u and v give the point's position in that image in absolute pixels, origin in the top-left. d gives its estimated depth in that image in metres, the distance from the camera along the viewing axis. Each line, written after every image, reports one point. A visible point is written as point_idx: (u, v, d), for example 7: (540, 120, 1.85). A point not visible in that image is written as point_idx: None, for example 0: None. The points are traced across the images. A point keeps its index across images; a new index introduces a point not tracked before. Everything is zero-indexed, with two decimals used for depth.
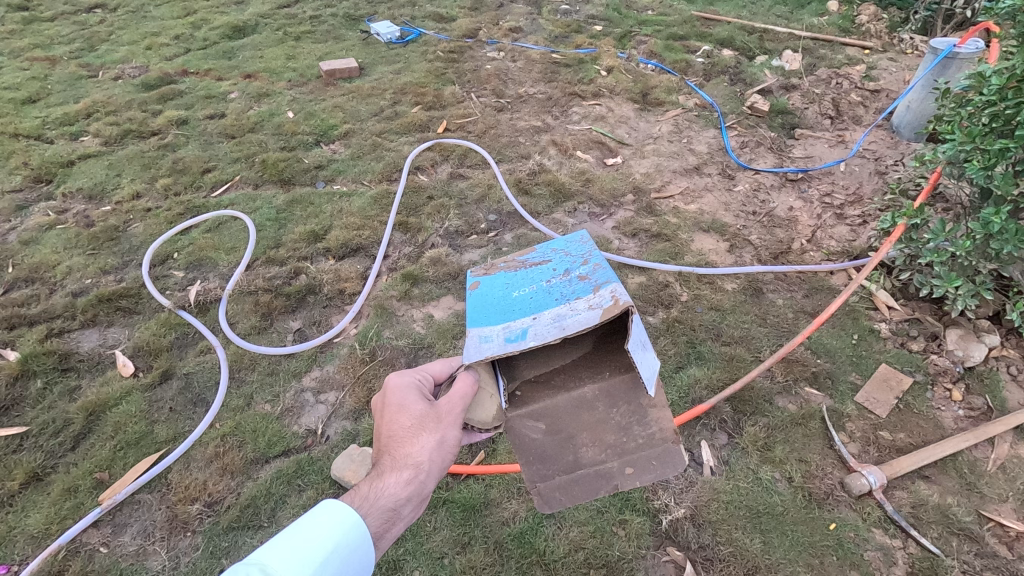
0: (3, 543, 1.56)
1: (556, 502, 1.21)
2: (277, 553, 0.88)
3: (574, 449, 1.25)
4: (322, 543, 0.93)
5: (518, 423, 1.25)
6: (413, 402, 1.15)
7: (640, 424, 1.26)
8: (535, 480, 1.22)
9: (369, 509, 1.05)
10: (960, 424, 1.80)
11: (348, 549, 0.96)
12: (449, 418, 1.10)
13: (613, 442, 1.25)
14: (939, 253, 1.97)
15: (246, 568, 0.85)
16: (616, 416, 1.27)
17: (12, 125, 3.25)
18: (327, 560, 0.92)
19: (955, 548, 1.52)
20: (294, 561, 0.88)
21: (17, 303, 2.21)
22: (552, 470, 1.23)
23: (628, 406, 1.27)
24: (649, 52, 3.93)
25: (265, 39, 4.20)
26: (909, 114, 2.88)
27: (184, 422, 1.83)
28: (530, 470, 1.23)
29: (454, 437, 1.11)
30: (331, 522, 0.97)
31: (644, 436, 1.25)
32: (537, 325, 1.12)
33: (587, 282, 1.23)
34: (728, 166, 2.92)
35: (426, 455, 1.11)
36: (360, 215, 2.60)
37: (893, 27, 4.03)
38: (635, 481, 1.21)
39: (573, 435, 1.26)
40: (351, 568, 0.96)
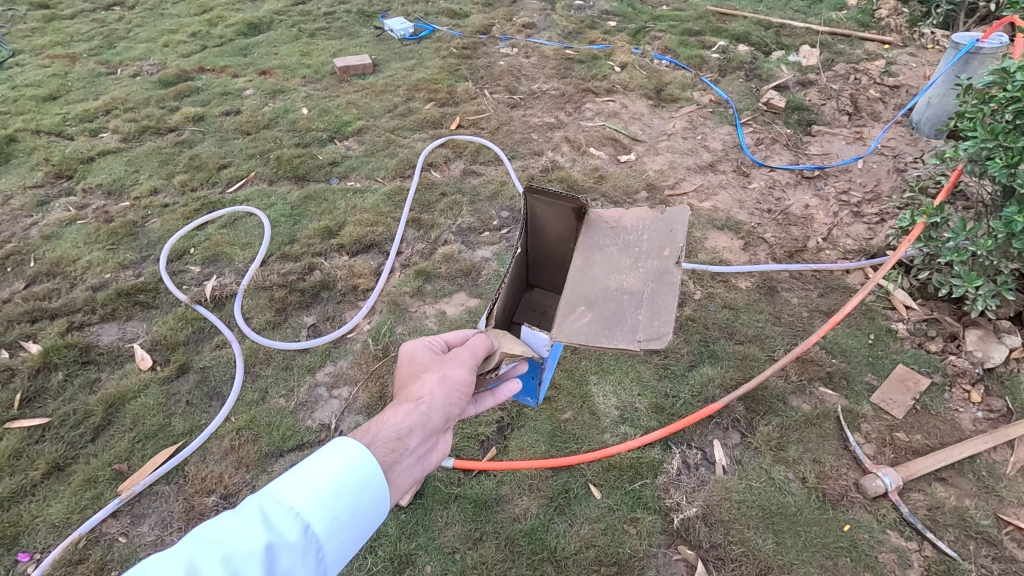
0: (26, 532, 1.60)
1: (665, 326, 1.20)
2: (290, 483, 0.85)
3: (619, 296, 1.33)
4: (336, 475, 0.87)
5: (569, 327, 1.27)
6: (419, 352, 1.16)
7: (631, 236, 1.49)
8: (631, 338, 1.22)
9: (372, 436, 0.98)
10: (978, 426, 1.77)
11: (365, 482, 0.90)
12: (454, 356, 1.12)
13: (634, 261, 1.41)
14: (959, 253, 1.94)
15: (261, 498, 0.83)
16: (615, 256, 1.44)
17: (34, 122, 3.30)
18: (341, 493, 0.87)
19: (972, 551, 1.50)
20: (306, 492, 0.84)
21: (38, 297, 2.25)
22: (630, 315, 1.28)
23: (614, 238, 1.49)
24: (664, 48, 3.90)
25: (280, 36, 4.23)
26: (928, 110, 2.83)
27: (200, 415, 1.86)
28: (620, 331, 1.24)
29: (459, 374, 1.10)
30: (346, 454, 0.91)
31: (643, 238, 1.46)
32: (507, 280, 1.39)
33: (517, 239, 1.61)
34: (743, 163, 2.89)
35: (430, 388, 1.07)
36: (373, 212, 2.61)
37: (914, 22, 3.95)
38: (674, 250, 1.37)
39: (607, 288, 1.36)
40: (370, 503, 0.90)
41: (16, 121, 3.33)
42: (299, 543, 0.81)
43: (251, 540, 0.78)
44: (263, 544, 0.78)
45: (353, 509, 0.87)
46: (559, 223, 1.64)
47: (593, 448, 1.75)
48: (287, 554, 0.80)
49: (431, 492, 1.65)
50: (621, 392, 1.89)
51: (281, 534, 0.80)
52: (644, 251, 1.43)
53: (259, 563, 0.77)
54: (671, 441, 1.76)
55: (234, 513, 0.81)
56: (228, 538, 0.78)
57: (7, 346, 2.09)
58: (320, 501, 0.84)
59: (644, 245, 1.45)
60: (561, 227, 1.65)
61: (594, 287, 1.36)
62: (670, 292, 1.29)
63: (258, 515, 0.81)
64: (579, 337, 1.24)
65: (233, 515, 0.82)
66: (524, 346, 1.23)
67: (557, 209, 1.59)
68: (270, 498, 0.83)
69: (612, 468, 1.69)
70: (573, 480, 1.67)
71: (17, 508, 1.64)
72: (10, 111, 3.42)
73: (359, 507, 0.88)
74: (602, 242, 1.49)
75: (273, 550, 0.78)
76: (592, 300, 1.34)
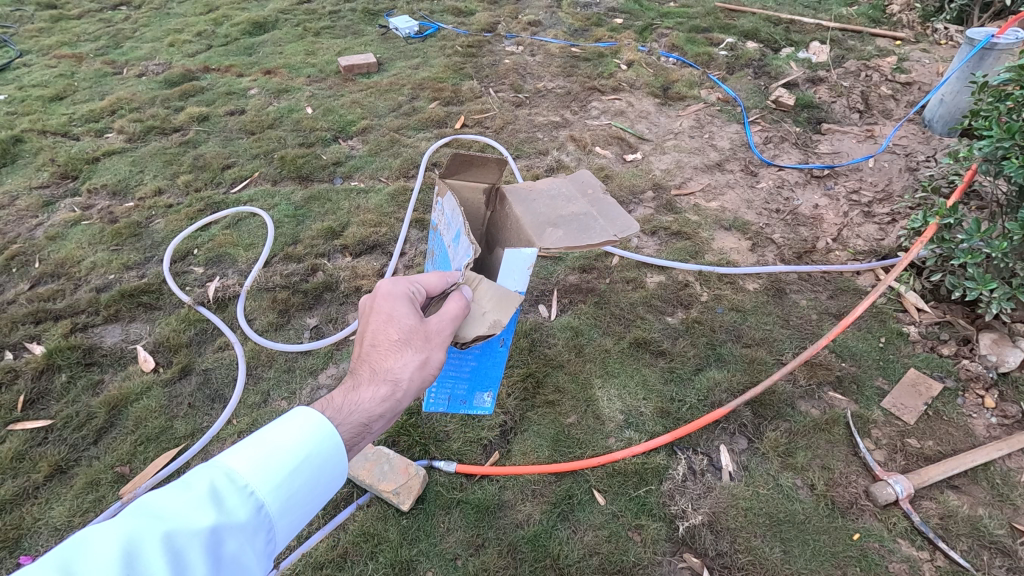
0: (26, 534, 1.59)
1: (626, 221, 1.21)
2: (244, 458, 0.80)
3: (572, 214, 1.25)
4: (295, 452, 0.84)
5: (548, 242, 1.14)
6: (403, 313, 1.04)
7: (551, 185, 1.37)
8: (607, 233, 1.17)
9: (341, 418, 0.95)
10: (993, 432, 1.73)
11: (322, 460, 0.87)
12: (438, 339, 1.03)
13: (562, 198, 1.31)
14: (974, 254, 1.89)
15: (208, 472, 0.78)
16: (548, 194, 1.33)
17: (40, 122, 3.31)
18: (299, 470, 0.83)
19: (986, 561, 1.46)
20: (260, 469, 0.80)
21: (43, 298, 2.26)
22: (589, 224, 1.20)
23: (532, 191, 1.34)
24: (671, 45, 3.84)
25: (285, 35, 4.22)
26: (941, 108, 2.78)
27: (203, 417, 1.86)
28: (593, 235, 1.17)
29: (437, 360, 1.04)
30: (305, 427, 0.87)
31: (557, 182, 1.38)
32: (454, 235, 1.17)
33: (437, 232, 1.32)
34: (752, 162, 2.84)
35: (406, 374, 1.01)
36: (377, 212, 2.60)
37: (926, 17, 3.88)
38: (591, 183, 1.37)
39: (555, 218, 1.23)
40: (325, 481, 0.87)
41: (23, 121, 3.34)
42: (250, 523, 0.77)
43: (198, 520, 0.72)
44: (210, 525, 0.73)
45: (308, 488, 0.84)
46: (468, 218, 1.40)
47: (597, 453, 1.73)
48: (235, 537, 0.75)
49: (434, 497, 1.63)
50: (627, 396, 1.87)
51: (230, 514, 0.76)
52: (566, 190, 1.35)
53: (203, 545, 0.71)
54: (677, 446, 1.73)
55: (179, 489, 0.75)
56: (171, 515, 0.72)
57: (10, 347, 2.09)
58: (276, 479, 0.81)
59: (564, 186, 1.37)
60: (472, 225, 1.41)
61: (545, 213, 1.25)
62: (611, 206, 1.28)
63: (207, 491, 0.76)
64: (566, 245, 1.14)
65: (177, 489, 0.76)
66: (502, 298, 1.09)
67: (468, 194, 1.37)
68: (221, 473, 0.78)
69: (616, 473, 1.67)
70: (576, 486, 1.65)
71: (19, 510, 1.63)
72: (17, 111, 3.43)
73: (315, 485, 0.85)
74: (525, 191, 1.35)
75: (222, 531, 0.73)
76: (550, 221, 1.22)
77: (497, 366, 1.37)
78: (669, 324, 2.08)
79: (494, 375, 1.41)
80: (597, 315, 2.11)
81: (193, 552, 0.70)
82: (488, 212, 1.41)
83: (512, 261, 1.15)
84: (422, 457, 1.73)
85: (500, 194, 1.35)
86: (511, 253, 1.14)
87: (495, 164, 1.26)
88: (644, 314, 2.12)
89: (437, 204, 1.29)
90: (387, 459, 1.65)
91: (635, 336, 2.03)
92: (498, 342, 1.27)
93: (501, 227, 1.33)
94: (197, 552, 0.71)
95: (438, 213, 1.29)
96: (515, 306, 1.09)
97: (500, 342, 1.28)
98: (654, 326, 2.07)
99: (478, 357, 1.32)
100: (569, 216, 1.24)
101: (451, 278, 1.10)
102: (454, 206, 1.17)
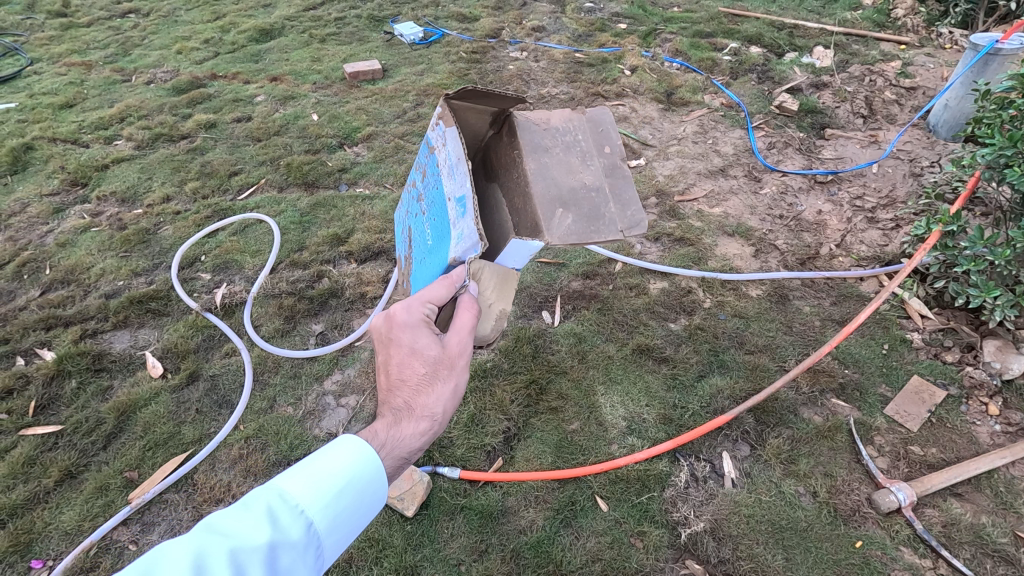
0: (38, 539, 1.62)
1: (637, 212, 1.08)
2: (296, 480, 0.82)
3: (583, 186, 1.08)
4: (342, 473, 0.86)
5: (555, 236, 1.02)
6: (425, 345, 1.02)
7: (567, 135, 1.15)
8: (612, 230, 1.06)
9: (387, 454, 0.98)
10: (996, 440, 1.73)
11: (366, 482, 0.88)
12: (462, 364, 1.05)
13: (578, 157, 1.12)
14: (976, 261, 1.90)
15: (264, 493, 0.81)
16: (561, 150, 1.13)
17: (51, 130, 3.36)
18: (345, 491, 0.85)
19: (988, 569, 1.46)
20: (311, 490, 0.82)
21: (54, 304, 2.29)
22: (597, 208, 1.07)
23: (548, 138, 1.14)
24: (674, 51, 3.86)
25: (291, 42, 4.27)
26: (946, 113, 2.78)
27: (210, 423, 1.88)
28: (599, 231, 1.05)
29: (466, 381, 1.06)
30: (350, 452, 0.89)
31: (573, 129, 1.16)
32: (453, 190, 1.01)
33: (429, 151, 1.15)
34: (755, 168, 2.85)
35: (438, 403, 1.03)
36: (382, 219, 2.61)
37: (931, 21, 3.87)
38: (614, 146, 1.14)
39: (566, 189, 1.08)
40: (368, 502, 0.88)
41: (34, 128, 3.39)
42: (302, 540, 0.78)
43: (258, 537, 0.74)
44: (269, 541, 0.74)
45: (353, 508, 0.85)
46: (467, 131, 1.27)
47: (599, 460, 1.73)
48: (290, 552, 0.76)
49: (438, 503, 1.65)
50: (629, 403, 1.88)
51: (285, 532, 0.77)
52: (584, 141, 1.15)
53: (262, 560, 0.73)
54: (680, 453, 1.74)
55: (238, 509, 0.78)
56: (234, 532, 0.74)
57: (22, 353, 2.13)
58: (324, 499, 0.82)
59: (581, 137, 1.15)
60: (470, 139, 1.28)
61: (553, 179, 1.08)
62: (628, 184, 1.11)
63: (264, 511, 0.78)
64: (571, 239, 1.03)
65: (236, 509, 0.78)
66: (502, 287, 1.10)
67: (471, 114, 1.22)
68: (274, 495, 0.81)
69: (618, 480, 1.67)
70: (579, 492, 1.66)
71: (30, 515, 1.67)
72: (28, 119, 3.49)
73: (359, 506, 0.87)
74: (539, 133, 1.15)
75: (279, 546, 0.75)
76: (559, 195, 1.07)
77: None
78: (672, 331, 2.09)
79: None
80: (599, 322, 2.13)
81: (254, 566, 0.72)
82: (492, 132, 1.27)
83: (516, 249, 1.04)
84: (426, 464, 1.75)
85: (510, 122, 1.18)
86: (516, 244, 1.01)
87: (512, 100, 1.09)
88: (647, 321, 2.13)
89: (433, 123, 1.12)
90: None
91: (638, 343, 2.04)
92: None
93: (505, 165, 1.21)
94: (257, 567, 0.72)
95: (436, 132, 1.10)
96: (515, 289, 1.10)
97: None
98: (656, 333, 2.08)
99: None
100: (579, 191, 1.08)
101: (457, 280, 1.00)
102: (462, 157, 1.00)
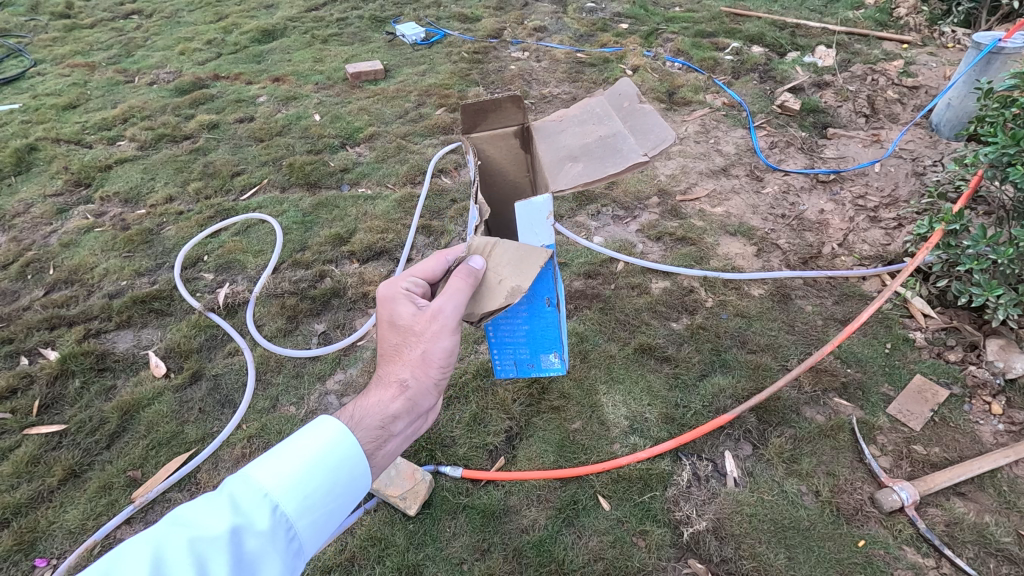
0: (42, 537, 1.62)
1: (661, 133, 1.23)
2: (262, 466, 0.84)
3: (601, 140, 1.26)
4: (309, 457, 0.87)
5: (563, 185, 1.18)
6: (399, 314, 1.08)
7: (582, 114, 1.36)
8: (636, 155, 1.17)
9: (356, 423, 0.98)
10: (999, 439, 1.72)
11: (337, 464, 0.88)
12: (436, 329, 1.04)
13: (596, 124, 1.31)
14: (979, 260, 1.89)
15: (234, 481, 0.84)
16: (577, 126, 1.33)
17: (55, 131, 3.38)
18: (313, 474, 0.86)
19: (992, 569, 1.45)
20: (276, 475, 0.83)
21: (57, 304, 2.30)
22: (621, 148, 1.21)
23: (566, 122, 1.35)
24: (676, 51, 3.86)
25: (293, 43, 4.28)
26: (949, 112, 2.77)
27: (212, 422, 1.88)
28: (620, 162, 1.17)
29: (441, 346, 1.04)
30: (319, 436, 0.89)
31: (587, 108, 1.37)
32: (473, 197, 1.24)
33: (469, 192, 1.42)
34: (757, 167, 2.85)
35: (407, 370, 1.05)
36: (384, 219, 2.62)
37: (934, 21, 3.86)
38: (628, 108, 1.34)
39: (585, 148, 1.25)
40: (344, 481, 0.89)
41: (37, 129, 3.41)
42: (268, 525, 0.79)
43: (218, 525, 0.77)
44: (230, 528, 0.77)
45: (325, 490, 0.86)
46: (501, 165, 1.46)
47: (601, 459, 1.73)
48: (256, 536, 0.78)
49: (440, 502, 1.65)
50: (631, 402, 1.88)
51: (251, 518, 0.80)
52: (600, 112, 1.35)
53: (224, 546, 0.76)
54: (682, 452, 1.74)
55: (206, 500, 0.81)
56: (199, 521, 0.78)
57: (26, 353, 2.14)
58: (290, 484, 0.83)
59: (597, 108, 1.36)
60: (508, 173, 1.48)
61: (570, 146, 1.28)
62: (648, 127, 1.29)
63: (229, 500, 0.81)
64: (588, 177, 1.16)
65: (207, 498, 0.82)
66: (520, 263, 1.08)
67: (496, 144, 1.44)
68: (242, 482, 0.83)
69: (620, 479, 1.67)
70: (581, 491, 1.66)
71: (34, 514, 1.67)
72: (32, 119, 3.50)
73: (333, 487, 0.87)
74: (555, 124, 1.36)
75: (242, 532, 0.78)
76: (575, 155, 1.25)
77: (552, 328, 1.33)
78: (674, 330, 2.09)
79: (552, 334, 1.35)
80: (601, 321, 2.13)
81: (216, 553, 0.75)
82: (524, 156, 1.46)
83: (529, 211, 1.21)
84: (428, 463, 1.75)
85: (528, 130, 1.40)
86: (524, 205, 1.20)
87: (510, 102, 1.36)
88: (649, 320, 2.13)
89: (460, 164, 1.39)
90: (392, 465, 1.66)
91: (640, 342, 2.04)
92: (544, 301, 1.25)
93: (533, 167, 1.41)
94: (219, 555, 0.75)
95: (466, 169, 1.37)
96: (534, 266, 1.06)
97: (545, 302, 1.26)
98: (658, 332, 2.08)
99: (528, 316, 1.30)
100: (597, 145, 1.25)
101: (449, 255, 1.13)
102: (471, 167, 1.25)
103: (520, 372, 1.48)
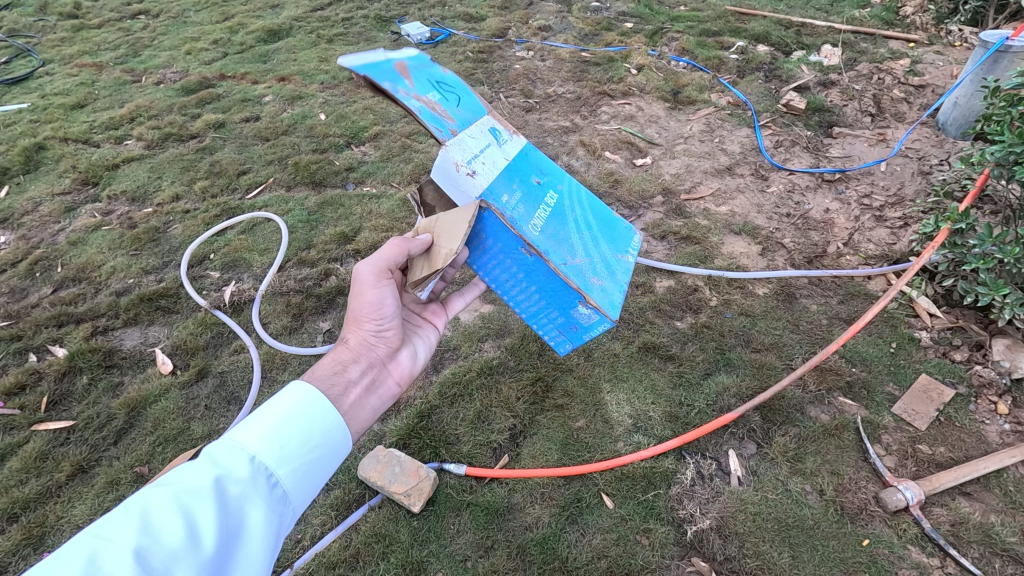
0: (50, 532, 1.64)
1: None
2: (238, 427, 0.89)
3: None
4: (282, 413, 0.93)
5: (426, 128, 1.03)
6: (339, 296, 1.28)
7: None
8: None
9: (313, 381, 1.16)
10: (1006, 439, 1.71)
11: (309, 417, 0.95)
12: (359, 289, 1.22)
13: None
14: (986, 259, 1.89)
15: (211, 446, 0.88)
16: None
17: (62, 130, 3.40)
18: (287, 427, 0.92)
19: (997, 569, 1.45)
20: (251, 430, 0.89)
21: (65, 302, 2.32)
22: None
23: None
24: (681, 49, 3.85)
25: (299, 42, 4.29)
26: (955, 110, 2.76)
27: (218, 419, 1.89)
28: None
29: (366, 300, 1.21)
30: (290, 397, 0.96)
31: None
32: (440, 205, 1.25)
33: None
34: (762, 167, 2.84)
35: (350, 332, 1.24)
36: (388, 217, 2.63)
37: (940, 19, 3.85)
38: None
39: None
40: (318, 433, 0.95)
41: (46, 129, 3.43)
42: (249, 472, 0.84)
43: (201, 477, 0.81)
44: (213, 477, 0.81)
45: (301, 439, 0.92)
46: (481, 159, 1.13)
47: (605, 457, 1.74)
48: (238, 483, 0.83)
49: (443, 499, 1.66)
50: (635, 401, 1.88)
51: (232, 469, 0.84)
52: None
53: (209, 493, 0.79)
54: (685, 451, 1.74)
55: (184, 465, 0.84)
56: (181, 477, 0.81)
57: (34, 350, 2.15)
58: (266, 435, 0.89)
59: None
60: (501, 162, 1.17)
61: None
62: None
63: (209, 457, 0.84)
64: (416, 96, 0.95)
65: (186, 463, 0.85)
66: (456, 229, 1.07)
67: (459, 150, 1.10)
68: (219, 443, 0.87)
69: (624, 478, 1.68)
70: (585, 489, 1.66)
71: (43, 509, 1.69)
72: (40, 119, 3.53)
73: (308, 438, 0.93)
74: None
75: (224, 481, 0.82)
76: None
77: (556, 280, 1.09)
78: (678, 329, 2.09)
79: (556, 283, 1.10)
80: None
81: (202, 500, 0.78)
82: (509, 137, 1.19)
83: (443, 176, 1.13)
84: (432, 460, 1.76)
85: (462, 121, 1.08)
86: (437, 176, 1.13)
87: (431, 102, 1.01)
88: (652, 319, 2.13)
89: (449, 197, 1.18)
90: (398, 462, 1.68)
91: (644, 340, 2.04)
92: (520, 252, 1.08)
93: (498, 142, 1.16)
94: (205, 500, 0.78)
95: None
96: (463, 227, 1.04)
97: (523, 252, 1.08)
98: (662, 331, 2.08)
99: (524, 274, 1.13)
100: None
101: None
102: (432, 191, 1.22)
103: (577, 339, 1.24)
